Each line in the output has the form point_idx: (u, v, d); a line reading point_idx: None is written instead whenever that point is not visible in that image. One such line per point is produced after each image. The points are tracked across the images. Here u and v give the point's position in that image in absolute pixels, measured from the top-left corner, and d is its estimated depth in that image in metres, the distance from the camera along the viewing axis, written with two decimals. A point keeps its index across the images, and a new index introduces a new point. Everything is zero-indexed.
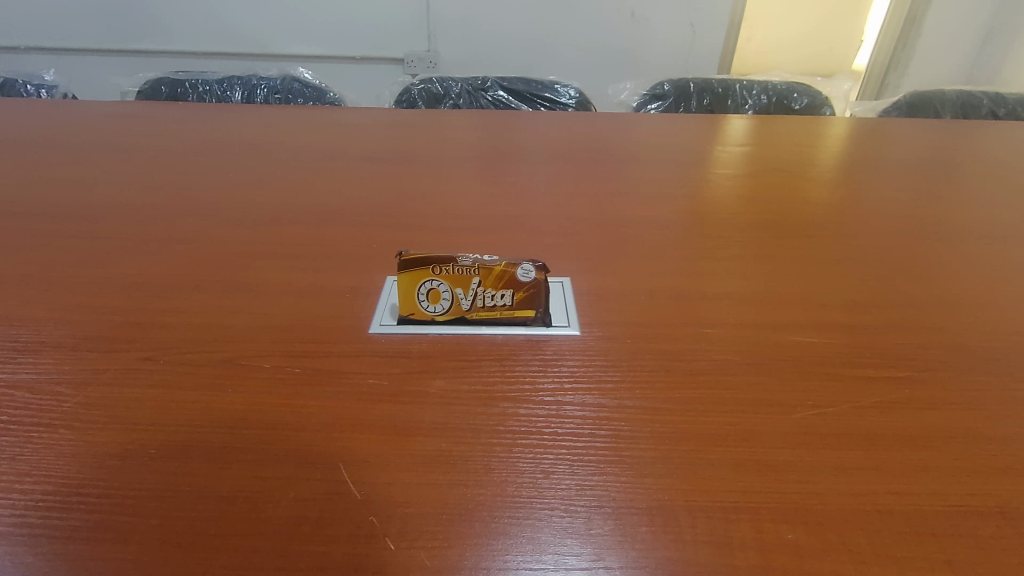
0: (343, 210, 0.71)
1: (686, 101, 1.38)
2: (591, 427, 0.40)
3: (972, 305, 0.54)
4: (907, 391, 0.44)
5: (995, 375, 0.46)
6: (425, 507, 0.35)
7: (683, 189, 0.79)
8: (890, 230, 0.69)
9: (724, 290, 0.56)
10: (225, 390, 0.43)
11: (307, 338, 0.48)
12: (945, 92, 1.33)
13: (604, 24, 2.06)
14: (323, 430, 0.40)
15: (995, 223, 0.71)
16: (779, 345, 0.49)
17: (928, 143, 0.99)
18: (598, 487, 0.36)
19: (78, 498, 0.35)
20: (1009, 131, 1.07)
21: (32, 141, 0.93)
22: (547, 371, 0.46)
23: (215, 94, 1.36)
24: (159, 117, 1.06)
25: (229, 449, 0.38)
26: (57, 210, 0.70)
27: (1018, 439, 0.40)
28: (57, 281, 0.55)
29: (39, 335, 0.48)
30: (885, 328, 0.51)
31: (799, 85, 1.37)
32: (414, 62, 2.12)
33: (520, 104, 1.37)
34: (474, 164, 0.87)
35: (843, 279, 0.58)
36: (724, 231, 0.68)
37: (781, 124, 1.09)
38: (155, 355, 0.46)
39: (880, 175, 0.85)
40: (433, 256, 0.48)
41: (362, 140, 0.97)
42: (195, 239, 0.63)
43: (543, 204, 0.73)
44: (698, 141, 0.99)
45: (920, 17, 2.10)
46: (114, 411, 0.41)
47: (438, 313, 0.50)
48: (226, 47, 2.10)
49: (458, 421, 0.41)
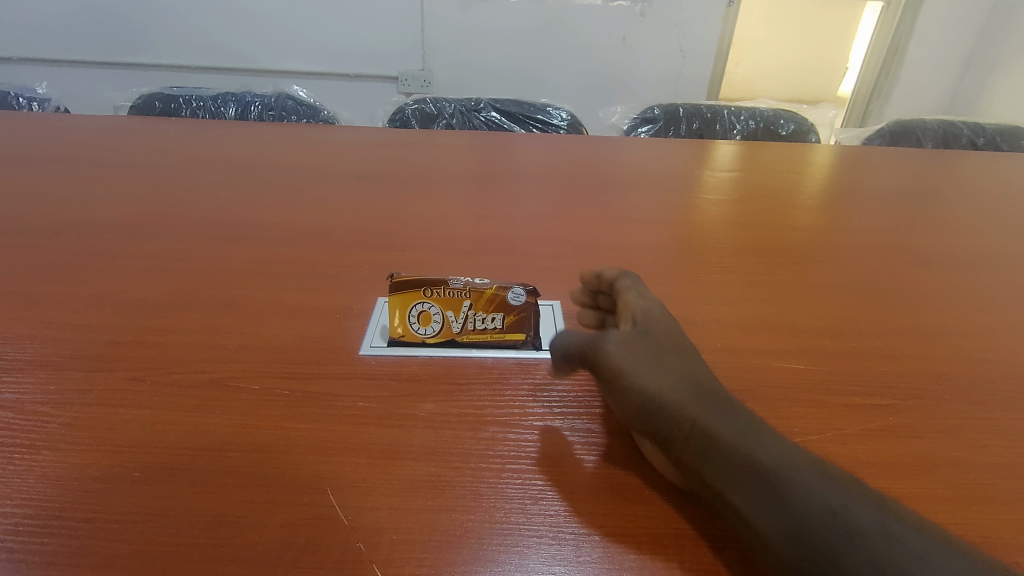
0: (336, 230, 0.71)
1: (676, 126, 1.40)
2: (580, 451, 0.41)
3: (954, 334, 0.56)
4: (890, 419, 0.45)
5: (978, 405, 0.47)
6: (414, 533, 0.34)
7: (671, 213, 0.81)
8: (873, 257, 0.70)
9: (712, 314, 0.57)
10: (212, 411, 0.43)
11: (297, 360, 0.48)
12: (927, 121, 1.37)
13: (596, 48, 2.09)
14: (311, 454, 0.39)
15: (975, 252, 0.72)
16: (766, 371, 0.50)
17: (910, 172, 1.02)
18: (586, 514, 0.36)
19: (58, 522, 0.34)
20: (989, 161, 1.10)
21: (22, 155, 0.92)
22: (536, 395, 0.46)
23: (209, 110, 1.36)
24: (151, 133, 1.07)
25: (214, 472, 0.38)
26: (47, 225, 0.69)
27: (999, 468, 0.41)
28: (44, 298, 0.55)
29: (23, 354, 0.48)
30: (869, 355, 0.52)
31: (785, 112, 1.40)
32: (408, 80, 2.14)
33: (513, 125, 1.39)
34: (466, 185, 0.88)
35: (828, 306, 0.59)
36: (712, 255, 0.69)
37: (767, 151, 1.11)
38: (142, 375, 0.45)
39: (864, 203, 0.87)
40: (424, 279, 0.48)
41: (356, 159, 0.97)
42: (185, 257, 0.63)
43: (534, 227, 0.74)
44: (686, 166, 1.01)
45: (903, 48, 2.16)
46: (98, 432, 0.40)
47: (428, 335, 0.50)
48: (220, 63, 2.11)
49: (448, 445, 0.41)
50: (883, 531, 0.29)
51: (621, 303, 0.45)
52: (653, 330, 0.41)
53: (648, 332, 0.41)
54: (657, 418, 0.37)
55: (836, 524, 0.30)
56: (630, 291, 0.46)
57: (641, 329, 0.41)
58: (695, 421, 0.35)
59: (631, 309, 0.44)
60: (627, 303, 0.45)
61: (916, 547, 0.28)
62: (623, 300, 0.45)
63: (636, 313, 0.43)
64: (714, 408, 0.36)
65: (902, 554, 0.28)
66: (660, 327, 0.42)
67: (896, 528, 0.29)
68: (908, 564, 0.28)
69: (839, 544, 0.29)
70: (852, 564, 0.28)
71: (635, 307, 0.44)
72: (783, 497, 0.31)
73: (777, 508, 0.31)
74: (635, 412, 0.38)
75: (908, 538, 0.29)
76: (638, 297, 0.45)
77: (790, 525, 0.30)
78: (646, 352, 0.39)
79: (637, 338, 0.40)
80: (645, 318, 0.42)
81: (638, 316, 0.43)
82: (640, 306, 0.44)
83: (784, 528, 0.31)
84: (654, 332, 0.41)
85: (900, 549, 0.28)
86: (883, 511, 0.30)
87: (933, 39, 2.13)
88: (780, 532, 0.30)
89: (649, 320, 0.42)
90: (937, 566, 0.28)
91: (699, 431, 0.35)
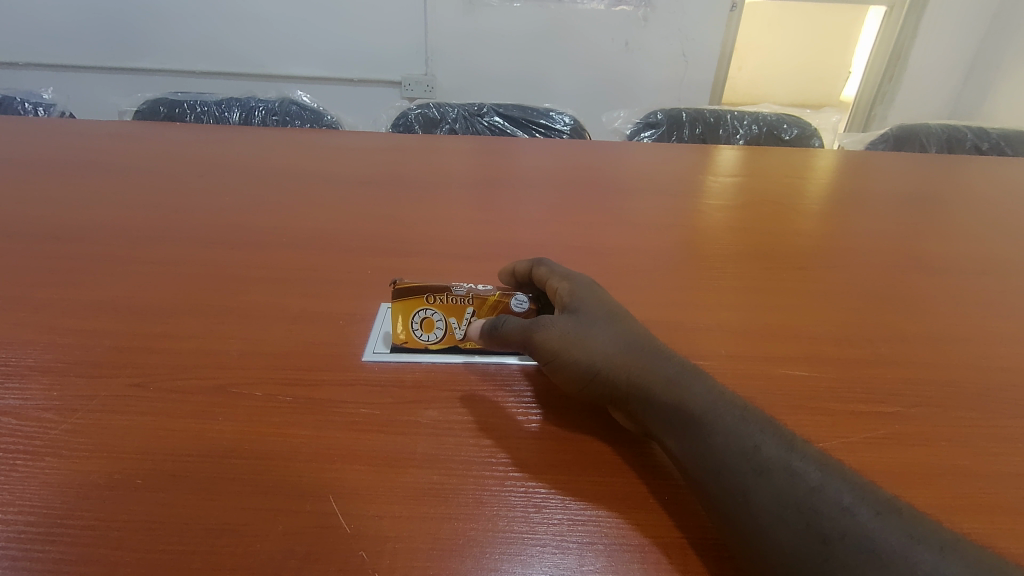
0: (339, 235, 0.72)
1: (679, 130, 1.40)
2: (583, 460, 0.41)
3: (959, 340, 0.55)
4: (896, 427, 0.44)
5: (984, 412, 0.46)
6: (416, 542, 0.34)
7: (674, 218, 0.80)
8: (876, 263, 0.70)
9: (715, 320, 0.57)
10: (215, 418, 0.42)
11: (300, 366, 0.48)
12: (931, 126, 1.36)
13: (599, 53, 2.10)
14: (314, 460, 0.39)
15: (980, 258, 0.72)
16: (770, 377, 0.49)
17: (913, 177, 1.01)
18: (590, 523, 0.36)
19: (60, 529, 0.34)
20: (993, 166, 1.10)
21: (27, 160, 0.93)
22: (538, 402, 0.46)
23: (213, 115, 1.37)
24: (156, 138, 1.07)
25: (217, 479, 0.38)
26: (51, 230, 0.70)
27: (1008, 477, 0.40)
28: (49, 303, 0.55)
29: (27, 359, 0.48)
30: (874, 362, 0.52)
31: (788, 117, 1.40)
32: (412, 85, 2.15)
33: (516, 129, 1.39)
34: (469, 190, 0.88)
35: (831, 313, 0.59)
36: (715, 261, 0.69)
37: (770, 156, 1.11)
38: (145, 381, 0.45)
39: (867, 209, 0.87)
40: (428, 286, 0.48)
41: (358, 164, 0.98)
42: (188, 262, 0.63)
43: (537, 232, 0.74)
44: (688, 171, 1.01)
45: (906, 51, 2.16)
46: (101, 438, 0.40)
47: (432, 342, 0.50)
48: (224, 68, 2.12)
49: (451, 452, 0.41)
50: (787, 469, 0.33)
51: (549, 290, 0.49)
52: (587, 305, 0.45)
53: (581, 309, 0.45)
54: (600, 385, 0.41)
55: (745, 466, 0.34)
56: (555, 274, 0.50)
57: (574, 309, 0.45)
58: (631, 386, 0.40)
59: (561, 292, 0.48)
60: (555, 288, 0.49)
61: (812, 480, 0.32)
62: (550, 286, 0.49)
63: (567, 294, 0.47)
64: (645, 369, 0.40)
65: (800, 488, 0.32)
66: (595, 301, 0.46)
67: (798, 465, 0.33)
68: (804, 496, 0.31)
69: (748, 483, 0.33)
70: (758, 499, 0.32)
71: (565, 289, 0.48)
72: (705, 445, 0.35)
73: (702, 455, 0.35)
74: (584, 385, 0.42)
75: (808, 473, 0.32)
76: (565, 279, 0.49)
77: (709, 469, 0.35)
78: (579, 327, 0.43)
79: (569, 319, 0.44)
80: (577, 298, 0.46)
81: (569, 297, 0.47)
82: (569, 287, 0.48)
83: (704, 472, 0.35)
84: (587, 307, 0.45)
85: (798, 483, 0.32)
86: (790, 450, 0.34)
87: (936, 44, 2.13)
88: (704, 475, 0.35)
89: (582, 298, 0.46)
90: (830, 497, 0.31)
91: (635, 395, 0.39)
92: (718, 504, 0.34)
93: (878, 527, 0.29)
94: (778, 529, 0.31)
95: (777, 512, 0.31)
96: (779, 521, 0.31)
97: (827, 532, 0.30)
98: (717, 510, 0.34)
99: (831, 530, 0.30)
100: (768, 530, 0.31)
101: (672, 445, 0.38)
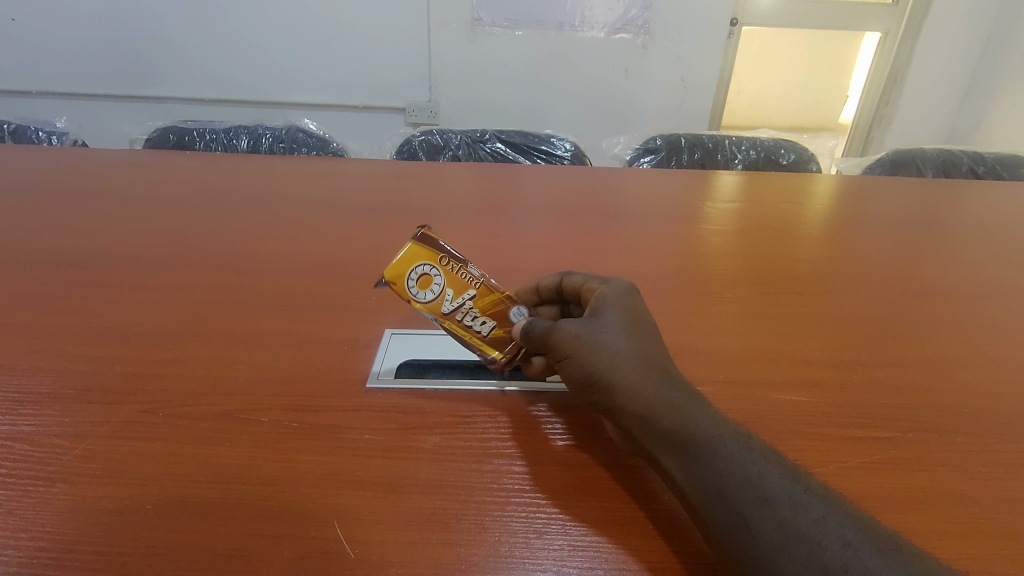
0: (345, 261, 0.73)
1: (678, 155, 1.42)
2: (584, 487, 0.41)
3: (957, 364, 0.56)
4: (894, 452, 0.45)
5: (980, 437, 0.47)
6: (419, 567, 0.35)
7: (672, 243, 0.82)
8: (873, 287, 0.71)
9: (714, 345, 0.58)
10: (222, 443, 0.43)
11: (306, 392, 0.49)
12: (926, 151, 1.38)
13: (600, 79, 2.14)
14: (319, 486, 0.40)
15: (976, 281, 0.73)
16: (768, 403, 0.50)
17: (910, 203, 1.03)
18: (591, 548, 0.36)
19: (72, 555, 0.35)
20: (988, 191, 1.11)
21: (39, 189, 0.95)
22: (536, 429, 0.46)
23: (222, 142, 1.40)
24: (165, 165, 1.09)
25: (224, 504, 0.38)
26: (62, 257, 0.71)
27: (1005, 502, 0.41)
28: (61, 330, 0.56)
29: (39, 386, 0.49)
30: (872, 387, 0.52)
31: (786, 142, 1.42)
32: (416, 111, 2.19)
33: (518, 156, 1.41)
34: (470, 216, 0.90)
35: (828, 338, 0.60)
36: (714, 286, 0.70)
37: (769, 181, 1.13)
38: (155, 407, 0.46)
39: (865, 233, 0.88)
40: (451, 250, 0.51)
41: (364, 190, 1.00)
42: (197, 289, 0.64)
43: (539, 257, 0.75)
44: (688, 197, 1.02)
45: (901, 76, 2.20)
46: (112, 464, 0.41)
47: (418, 299, 0.50)
48: (232, 95, 2.17)
49: (454, 477, 0.41)
50: (792, 500, 0.34)
51: (586, 292, 0.51)
52: (615, 310, 0.46)
53: (607, 313, 0.46)
54: (607, 395, 0.42)
55: (750, 493, 0.34)
56: (594, 280, 0.52)
57: (598, 314, 0.46)
58: (642, 395, 0.40)
59: (596, 295, 0.49)
60: (592, 291, 0.51)
61: (816, 513, 0.33)
62: (588, 288, 0.52)
63: (599, 299, 0.48)
64: (659, 383, 0.41)
65: (802, 520, 0.33)
66: (624, 306, 0.47)
67: (802, 497, 0.34)
68: (806, 528, 0.32)
69: (750, 509, 0.34)
70: (761, 527, 0.33)
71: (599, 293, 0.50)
72: (711, 465, 0.36)
73: (707, 474, 0.36)
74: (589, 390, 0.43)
75: (811, 506, 0.33)
76: (602, 283, 0.51)
77: (712, 490, 0.35)
78: (598, 333, 0.44)
79: (590, 324, 0.45)
80: (607, 301, 0.47)
81: (600, 300, 0.48)
82: (603, 291, 0.49)
83: (706, 493, 0.35)
84: (614, 313, 0.46)
85: (801, 515, 0.33)
86: (794, 481, 0.35)
87: (930, 69, 2.18)
88: (706, 496, 0.35)
89: (612, 302, 0.47)
90: (833, 531, 0.32)
91: (642, 406, 0.40)
92: (719, 526, 0.34)
93: (878, 564, 0.30)
94: (779, 557, 0.32)
95: (779, 541, 0.32)
96: (779, 550, 0.32)
97: (828, 565, 0.31)
98: (714, 532, 0.35)
99: (833, 563, 0.31)
100: (769, 558, 0.32)
101: (673, 465, 0.38)
